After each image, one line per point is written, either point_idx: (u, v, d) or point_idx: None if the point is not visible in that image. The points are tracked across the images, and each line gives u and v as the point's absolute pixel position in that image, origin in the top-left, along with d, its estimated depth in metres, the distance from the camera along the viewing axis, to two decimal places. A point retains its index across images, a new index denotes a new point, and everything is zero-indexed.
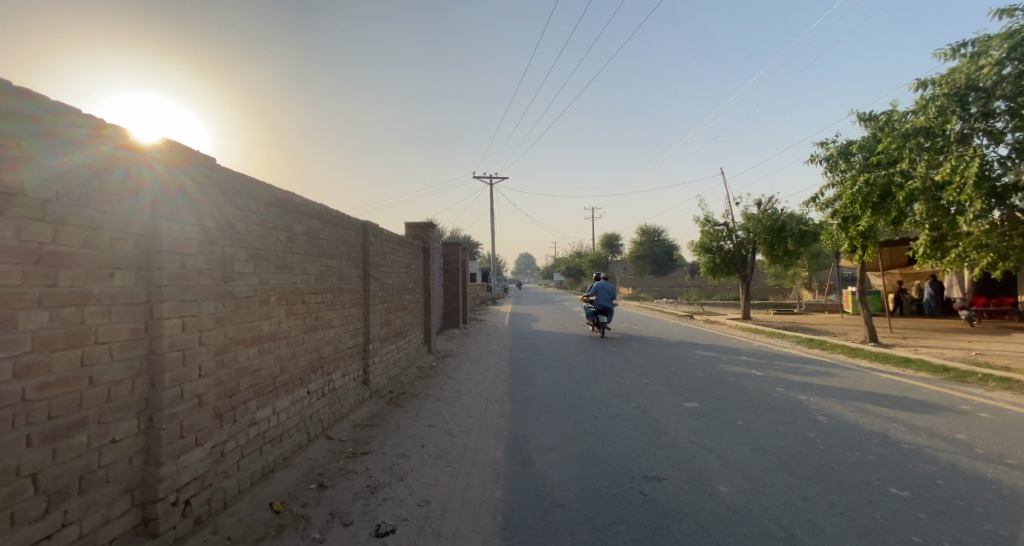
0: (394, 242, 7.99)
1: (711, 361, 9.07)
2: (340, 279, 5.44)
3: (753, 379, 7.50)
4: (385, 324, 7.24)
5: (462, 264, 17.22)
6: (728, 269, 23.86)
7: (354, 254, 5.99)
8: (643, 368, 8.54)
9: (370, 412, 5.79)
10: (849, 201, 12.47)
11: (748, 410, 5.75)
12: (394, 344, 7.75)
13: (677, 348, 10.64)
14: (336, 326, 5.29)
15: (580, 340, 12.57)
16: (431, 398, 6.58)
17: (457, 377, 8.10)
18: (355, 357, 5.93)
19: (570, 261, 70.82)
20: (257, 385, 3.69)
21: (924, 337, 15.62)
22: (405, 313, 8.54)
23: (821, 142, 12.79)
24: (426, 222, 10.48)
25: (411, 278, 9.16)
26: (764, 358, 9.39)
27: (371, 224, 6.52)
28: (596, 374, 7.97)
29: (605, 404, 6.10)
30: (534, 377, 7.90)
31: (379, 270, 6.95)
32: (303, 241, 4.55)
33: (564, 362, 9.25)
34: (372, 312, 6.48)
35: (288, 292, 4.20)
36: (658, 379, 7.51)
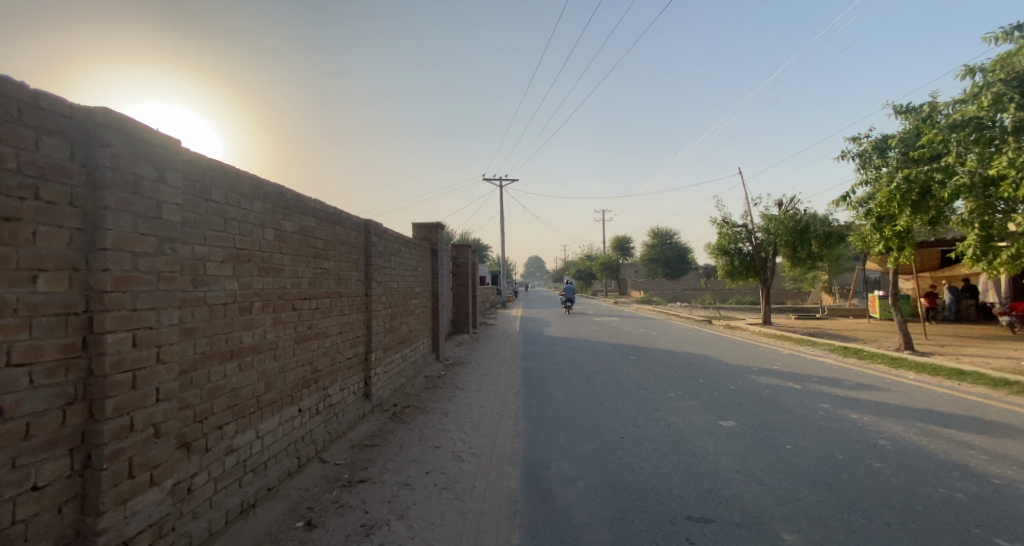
0: (400, 244, 7.51)
1: (741, 372, 8.46)
2: (337, 283, 4.93)
3: (790, 393, 6.90)
4: (390, 332, 6.73)
5: (473, 266, 16.72)
6: (747, 272, 23.09)
7: (355, 257, 5.50)
8: (668, 379, 7.96)
9: (371, 429, 5.27)
10: (885, 200, 11.78)
11: (793, 432, 5.16)
12: (400, 352, 7.25)
13: (700, 357, 10.05)
14: (333, 335, 4.78)
15: (597, 347, 12.00)
16: (439, 413, 6.05)
17: (467, 388, 7.57)
18: (355, 369, 5.42)
19: (581, 264, 70.15)
20: (236, 406, 3.17)
21: (961, 345, 14.81)
22: (411, 319, 8.05)
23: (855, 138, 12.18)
24: (435, 223, 10.02)
25: (419, 282, 8.70)
26: (797, 369, 8.76)
27: (375, 224, 6.06)
28: (619, 386, 7.41)
29: (631, 423, 5.54)
30: (551, 389, 7.36)
31: (383, 274, 6.48)
32: (295, 241, 4.06)
33: (582, 372, 8.70)
34: (375, 319, 5.98)
35: (275, 297, 3.70)
36: (686, 393, 6.94)
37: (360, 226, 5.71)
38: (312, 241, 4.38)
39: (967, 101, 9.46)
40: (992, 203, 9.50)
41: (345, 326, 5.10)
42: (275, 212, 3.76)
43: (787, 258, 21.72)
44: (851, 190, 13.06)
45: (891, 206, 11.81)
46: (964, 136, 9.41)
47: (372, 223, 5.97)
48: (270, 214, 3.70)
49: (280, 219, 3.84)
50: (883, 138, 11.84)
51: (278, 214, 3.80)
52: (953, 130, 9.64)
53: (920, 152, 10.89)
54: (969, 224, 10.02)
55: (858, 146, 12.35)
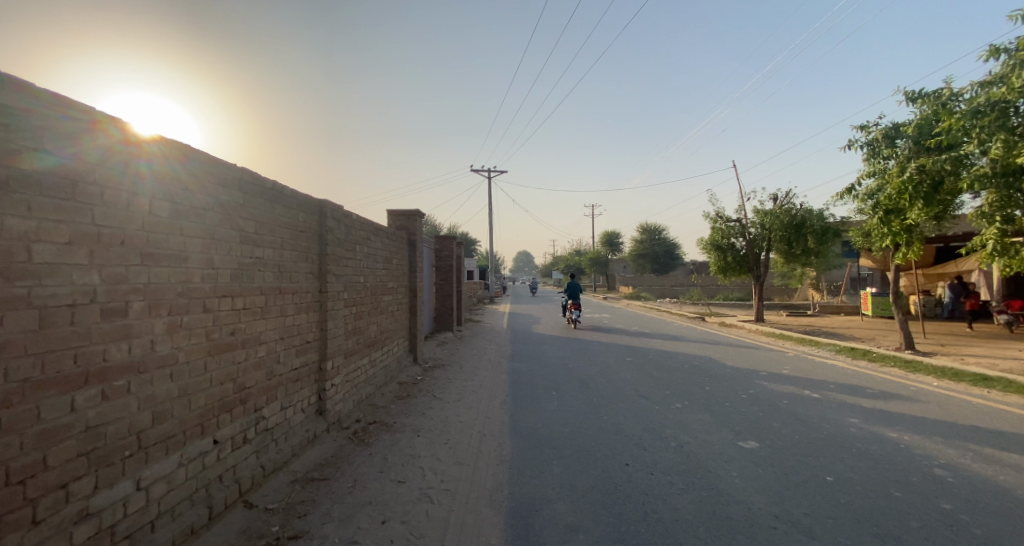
0: (369, 232, 6.54)
1: (750, 377, 7.66)
2: (275, 276, 3.96)
3: (809, 404, 6.12)
4: (353, 335, 5.78)
5: (456, 261, 15.68)
6: (740, 269, 22.44)
7: (303, 244, 4.52)
8: (671, 386, 7.13)
9: (323, 456, 4.31)
10: (896, 191, 11.04)
11: (828, 456, 4.38)
12: (366, 358, 6.29)
13: (702, 359, 9.24)
14: (269, 342, 3.82)
15: (589, 347, 11.12)
16: (409, 432, 5.12)
17: (445, 397, 6.67)
18: (305, 382, 4.46)
19: (568, 259, 69.08)
20: (97, 451, 2.20)
21: (964, 344, 14.25)
22: (382, 318, 7.09)
23: (865, 124, 11.46)
24: (412, 210, 9.02)
25: (393, 276, 7.74)
26: (809, 373, 8.00)
27: (332, 206, 5.08)
28: (617, 395, 6.58)
29: (635, 445, 4.68)
30: (541, 398, 6.47)
31: (345, 266, 5.51)
32: (211, 222, 3.14)
33: (575, 377, 7.85)
34: (332, 319, 5.01)
35: (174, 296, 2.72)
36: (694, 405, 6.10)
37: (311, 209, 4.74)
38: (233, 222, 3.41)
39: (993, 85, 8.72)
40: (1014, 196, 8.80)
41: (288, 330, 4.14)
42: (235, 199, 3.46)
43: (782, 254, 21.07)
44: (858, 181, 12.31)
45: (900, 199, 11.08)
46: (987, 123, 8.69)
47: (327, 205, 4.99)
48: (224, 198, 3.32)
49: (243, 206, 3.55)
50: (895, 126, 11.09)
51: (237, 201, 3.48)
52: (976, 116, 8.91)
53: (935, 141, 10.15)
54: (987, 218, 9.26)
55: (868, 135, 11.58)
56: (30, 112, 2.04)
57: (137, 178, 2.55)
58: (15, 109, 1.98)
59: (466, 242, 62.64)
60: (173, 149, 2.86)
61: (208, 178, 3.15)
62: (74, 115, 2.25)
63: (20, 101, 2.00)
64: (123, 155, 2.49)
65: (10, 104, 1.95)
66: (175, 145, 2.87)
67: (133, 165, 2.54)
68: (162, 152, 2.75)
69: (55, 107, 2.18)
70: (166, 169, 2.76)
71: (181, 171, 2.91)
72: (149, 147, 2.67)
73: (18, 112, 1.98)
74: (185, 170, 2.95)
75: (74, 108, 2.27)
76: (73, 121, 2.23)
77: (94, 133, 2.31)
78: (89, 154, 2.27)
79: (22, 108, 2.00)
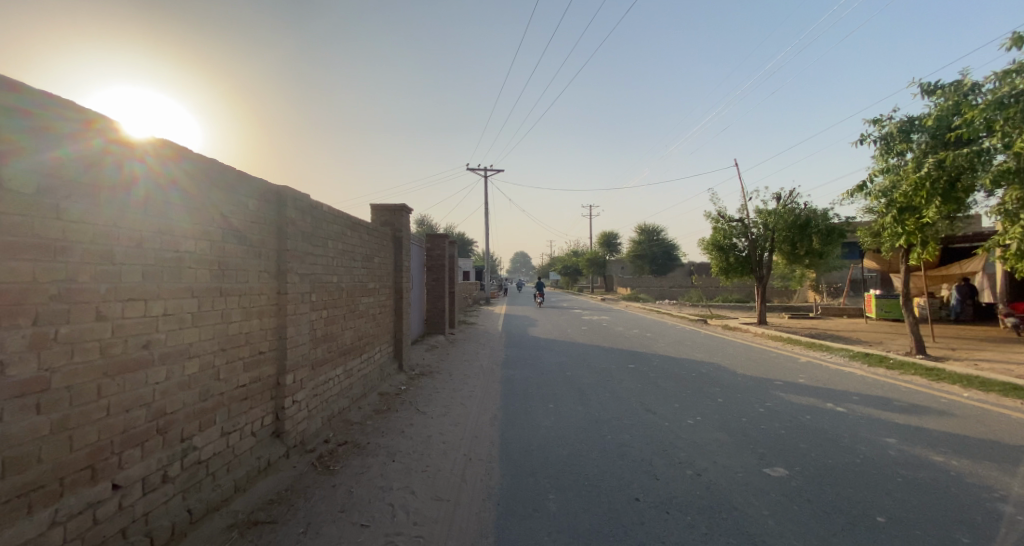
0: (344, 227, 5.89)
1: (763, 387, 7.01)
2: (212, 275, 3.32)
3: (836, 419, 5.48)
4: (322, 343, 5.15)
5: (448, 260, 14.98)
6: (742, 270, 21.81)
7: (253, 237, 3.85)
8: (679, 398, 6.47)
9: (277, 487, 3.68)
10: (911, 188, 10.36)
11: (870, 485, 3.75)
12: (339, 368, 5.62)
13: (710, 367, 8.58)
14: (202, 354, 3.19)
15: (588, 353, 10.43)
16: (384, 455, 4.47)
17: (429, 411, 6.00)
18: (255, 401, 3.82)
19: (565, 260, 71.39)
20: None
21: (977, 348, 13.65)
22: (361, 322, 6.43)
23: (877, 118, 10.80)
24: (397, 205, 8.32)
25: (374, 276, 7.07)
26: (826, 382, 7.37)
27: (292, 195, 4.41)
28: (621, 409, 5.93)
29: (645, 473, 4.04)
30: (535, 413, 5.81)
31: (311, 264, 4.84)
32: (132, 212, 2.68)
33: (573, 386, 7.21)
34: (293, 325, 4.34)
35: (44, 301, 2.15)
36: (708, 421, 5.44)
37: (266, 197, 4.06)
38: (145, 208, 2.77)
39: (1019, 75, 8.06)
40: None
41: (230, 340, 3.50)
42: (228, 200, 3.57)
43: (786, 254, 20.45)
44: (870, 177, 11.65)
45: (916, 197, 10.41)
46: (1011, 116, 7.94)
47: (287, 192, 4.32)
48: (215, 199, 3.43)
49: (235, 207, 3.64)
50: (910, 119, 10.44)
51: (230, 203, 3.58)
52: (999, 109, 8.26)
53: (953, 135, 9.45)
54: (1011, 217, 8.54)
55: (881, 129, 10.85)
56: (25, 113, 2.19)
57: (128, 178, 2.68)
58: (12, 110, 2.13)
59: (463, 242, 61.91)
60: (167, 149, 2.97)
61: (199, 176, 3.27)
62: (64, 115, 2.38)
63: (16, 102, 2.15)
64: (113, 154, 2.61)
65: (7, 105, 2.11)
66: (170, 145, 2.99)
67: (125, 165, 2.67)
68: (153, 152, 2.86)
69: (49, 108, 2.32)
70: (158, 168, 2.89)
71: (173, 171, 3.03)
72: (142, 148, 2.79)
73: (14, 112, 2.13)
74: (177, 169, 3.07)
75: (66, 109, 2.41)
76: (64, 122, 2.36)
77: (84, 135, 2.44)
78: (79, 154, 2.40)
79: (18, 108, 2.15)
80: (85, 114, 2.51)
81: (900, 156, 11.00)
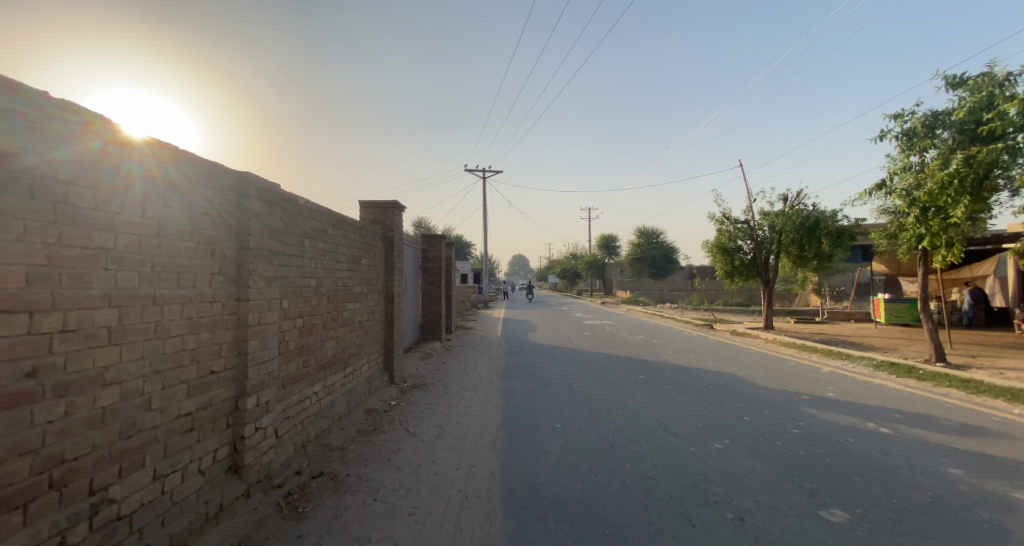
0: (325, 225, 5.21)
1: (791, 402, 6.34)
2: (143, 279, 2.64)
3: (882, 443, 4.83)
4: (296, 357, 4.50)
5: (445, 262, 14.31)
6: (748, 273, 21.18)
7: (203, 232, 3.17)
8: (700, 416, 5.80)
9: (227, 540, 3.00)
10: (936, 187, 9.72)
11: (955, 537, 3.07)
12: (316, 386, 4.94)
13: (727, 378, 7.92)
14: (126, 379, 2.53)
15: (594, 361, 9.76)
16: (365, 492, 3.80)
17: (421, 432, 5.32)
18: (204, 432, 3.15)
19: (563, 262, 70.86)
20: None
21: (999, 355, 13.01)
22: (345, 330, 5.75)
23: (897, 112, 10.19)
24: (388, 201, 7.63)
25: (361, 280, 6.39)
26: (859, 396, 6.71)
27: (257, 183, 3.74)
28: (637, 431, 5.25)
29: (678, 518, 3.36)
30: (540, 436, 5.13)
31: (281, 265, 4.15)
32: (18, 195, 1.99)
33: (581, 401, 6.54)
34: (255, 339, 3.66)
35: None
36: (739, 445, 4.77)
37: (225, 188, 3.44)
38: (34, 186, 2.06)
39: None
40: None
41: (168, 359, 2.83)
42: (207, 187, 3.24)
43: (794, 257, 19.83)
44: (890, 176, 11.00)
45: (941, 196, 9.76)
46: None
47: (250, 179, 3.64)
48: (212, 201, 3.28)
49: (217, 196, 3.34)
50: (935, 114, 9.82)
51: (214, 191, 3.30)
52: None
53: (984, 129, 8.84)
54: None
55: (903, 125, 10.14)
56: (21, 114, 2.06)
57: (126, 181, 2.56)
58: (8, 113, 2.00)
59: (460, 244, 61.13)
60: (164, 150, 2.85)
61: (197, 178, 3.14)
62: (62, 116, 2.24)
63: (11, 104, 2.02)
64: (111, 155, 2.49)
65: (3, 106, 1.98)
66: (167, 146, 2.87)
67: (122, 167, 2.55)
68: (151, 153, 2.73)
69: (45, 109, 2.19)
70: (155, 170, 2.77)
71: (171, 173, 2.92)
72: (140, 149, 2.67)
73: (10, 114, 2.00)
74: (174, 171, 2.94)
75: (63, 109, 2.27)
76: (62, 125, 2.23)
77: (81, 137, 2.31)
78: (76, 156, 2.28)
79: (13, 110, 2.03)
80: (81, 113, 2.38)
81: (923, 153, 10.32)
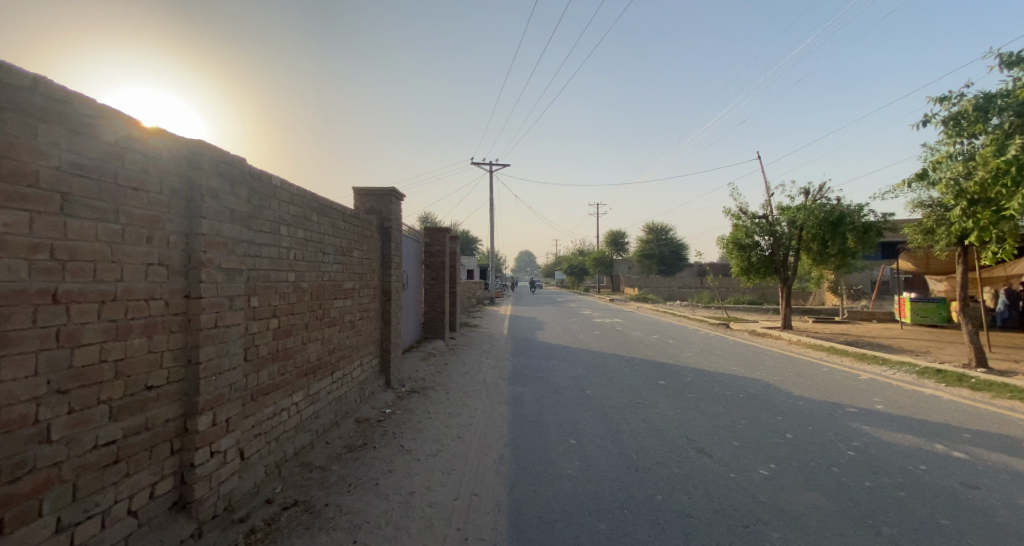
0: (307, 211, 4.54)
1: (836, 416, 5.61)
2: (35, 270, 1.98)
3: (956, 471, 4.10)
4: (268, 363, 3.82)
5: (450, 257, 13.66)
6: (765, 270, 20.31)
7: (135, 212, 2.46)
8: (735, 433, 5.09)
9: None
10: (989, 177, 8.78)
11: None
12: (295, 397, 4.28)
13: (757, 385, 7.20)
14: (7, 404, 1.88)
15: (608, 364, 9.08)
16: (344, 531, 3.12)
17: (416, 449, 4.63)
18: (137, 463, 2.47)
19: (571, 259, 70.05)
20: None
21: None
22: (332, 332, 5.10)
23: (944, 95, 9.28)
24: (386, 188, 6.95)
25: (353, 275, 5.74)
26: (911, 410, 5.96)
27: (212, 156, 3.03)
28: (665, 451, 4.56)
29: None
30: (554, 457, 4.43)
31: (247, 255, 3.46)
32: None
33: (597, 412, 5.86)
34: (211, 345, 2.98)
35: None
36: (788, 473, 4.07)
37: (194, 167, 2.88)
38: None
39: None
40: None
41: (80, 375, 2.16)
42: (193, 166, 2.87)
43: (815, 254, 18.92)
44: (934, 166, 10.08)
45: (995, 186, 8.82)
46: None
47: (205, 148, 2.94)
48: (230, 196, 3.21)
49: (218, 180, 3.09)
50: (988, 96, 8.88)
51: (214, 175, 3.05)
52: None
53: None
54: None
55: (951, 108, 9.27)
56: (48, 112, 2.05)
57: (146, 177, 2.54)
58: (35, 109, 1.99)
59: (466, 239, 60.51)
60: (183, 144, 2.82)
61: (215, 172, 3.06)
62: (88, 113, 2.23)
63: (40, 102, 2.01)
64: (133, 152, 2.46)
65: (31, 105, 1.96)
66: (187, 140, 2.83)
67: (143, 163, 2.53)
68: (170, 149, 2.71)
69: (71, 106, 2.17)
70: (175, 166, 2.74)
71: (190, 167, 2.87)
72: (160, 144, 2.66)
73: (39, 114, 2.00)
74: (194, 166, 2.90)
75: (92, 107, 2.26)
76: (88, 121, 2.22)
77: (105, 135, 2.29)
78: (102, 155, 2.28)
79: (41, 108, 2.01)
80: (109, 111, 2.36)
81: (974, 138, 9.47)
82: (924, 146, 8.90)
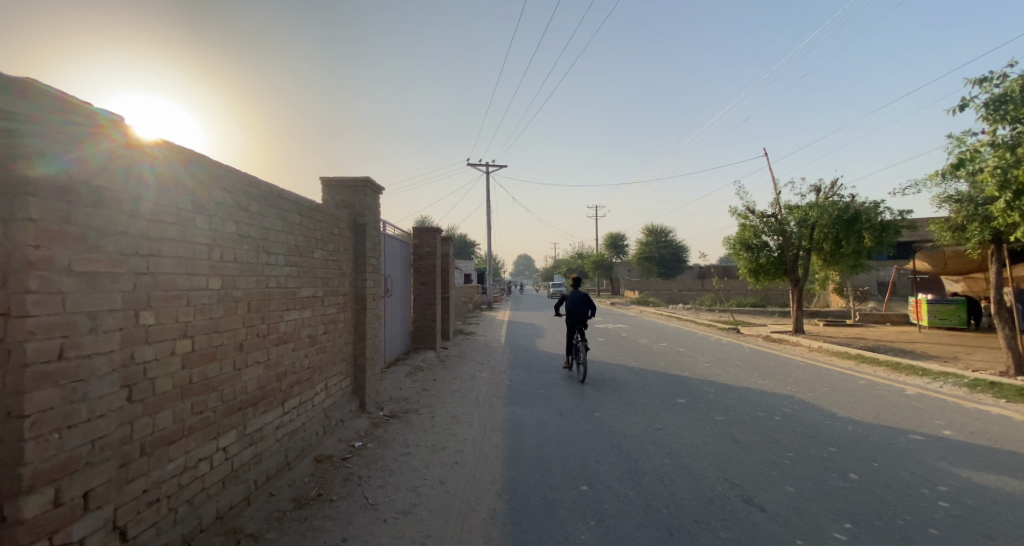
0: (241, 200, 3.55)
1: (900, 447, 4.58)
2: None
3: None
4: (175, 401, 2.85)
5: (442, 260, 12.62)
6: (775, 272, 19.30)
7: None
8: (784, 472, 4.08)
9: None
10: None
11: None
12: (220, 440, 3.26)
13: (793, 405, 6.19)
14: None
15: (616, 378, 8.06)
16: None
17: (384, 505, 3.56)
18: None
19: (570, 263, 68.86)
20: None
21: None
22: (282, 351, 4.11)
23: (982, 76, 8.26)
24: (360, 178, 5.92)
25: (314, 280, 4.75)
26: (987, 437, 4.93)
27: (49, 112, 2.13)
28: (701, 503, 3.55)
29: None
30: (561, 515, 3.41)
31: (126, 251, 2.48)
32: None
33: (610, 443, 4.86)
34: (50, 388, 2.04)
35: None
36: (871, 537, 3.05)
37: (6, 101, 1.99)
38: None
39: None
40: None
41: None
42: (3, 100, 1.99)
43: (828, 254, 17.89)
44: (972, 155, 9.04)
45: None
46: None
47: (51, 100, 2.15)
48: (222, 204, 3.33)
49: (89, 149, 2.32)
50: None
51: (65, 132, 2.21)
52: None
53: None
54: None
55: (993, 89, 8.23)
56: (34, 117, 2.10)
57: (138, 183, 2.60)
58: (19, 114, 2.04)
59: (464, 244, 59.31)
60: (174, 152, 2.92)
61: (211, 181, 3.22)
62: (75, 119, 2.29)
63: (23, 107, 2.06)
64: (123, 158, 2.52)
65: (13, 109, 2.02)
66: (177, 148, 2.94)
67: (134, 169, 2.59)
68: (163, 156, 2.81)
69: (58, 112, 2.23)
70: (169, 174, 2.85)
71: (183, 174, 2.97)
72: (153, 152, 2.75)
73: (23, 118, 2.05)
74: (188, 174, 3.01)
75: (72, 113, 2.31)
76: (74, 128, 2.27)
77: (96, 138, 2.37)
78: (91, 160, 2.32)
79: (26, 113, 2.07)
80: (93, 116, 2.43)
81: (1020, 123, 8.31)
82: (953, 136, 7.93)
